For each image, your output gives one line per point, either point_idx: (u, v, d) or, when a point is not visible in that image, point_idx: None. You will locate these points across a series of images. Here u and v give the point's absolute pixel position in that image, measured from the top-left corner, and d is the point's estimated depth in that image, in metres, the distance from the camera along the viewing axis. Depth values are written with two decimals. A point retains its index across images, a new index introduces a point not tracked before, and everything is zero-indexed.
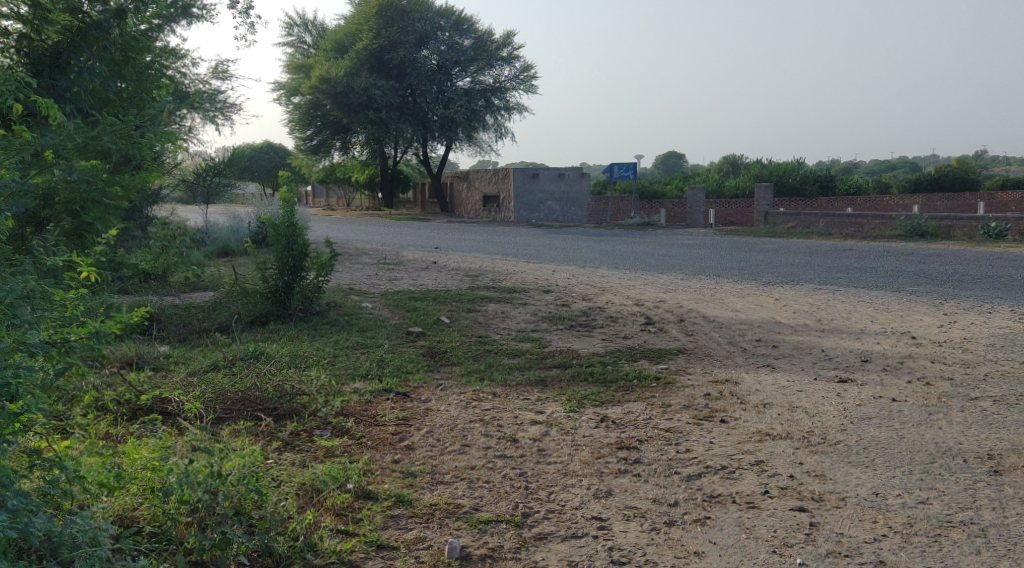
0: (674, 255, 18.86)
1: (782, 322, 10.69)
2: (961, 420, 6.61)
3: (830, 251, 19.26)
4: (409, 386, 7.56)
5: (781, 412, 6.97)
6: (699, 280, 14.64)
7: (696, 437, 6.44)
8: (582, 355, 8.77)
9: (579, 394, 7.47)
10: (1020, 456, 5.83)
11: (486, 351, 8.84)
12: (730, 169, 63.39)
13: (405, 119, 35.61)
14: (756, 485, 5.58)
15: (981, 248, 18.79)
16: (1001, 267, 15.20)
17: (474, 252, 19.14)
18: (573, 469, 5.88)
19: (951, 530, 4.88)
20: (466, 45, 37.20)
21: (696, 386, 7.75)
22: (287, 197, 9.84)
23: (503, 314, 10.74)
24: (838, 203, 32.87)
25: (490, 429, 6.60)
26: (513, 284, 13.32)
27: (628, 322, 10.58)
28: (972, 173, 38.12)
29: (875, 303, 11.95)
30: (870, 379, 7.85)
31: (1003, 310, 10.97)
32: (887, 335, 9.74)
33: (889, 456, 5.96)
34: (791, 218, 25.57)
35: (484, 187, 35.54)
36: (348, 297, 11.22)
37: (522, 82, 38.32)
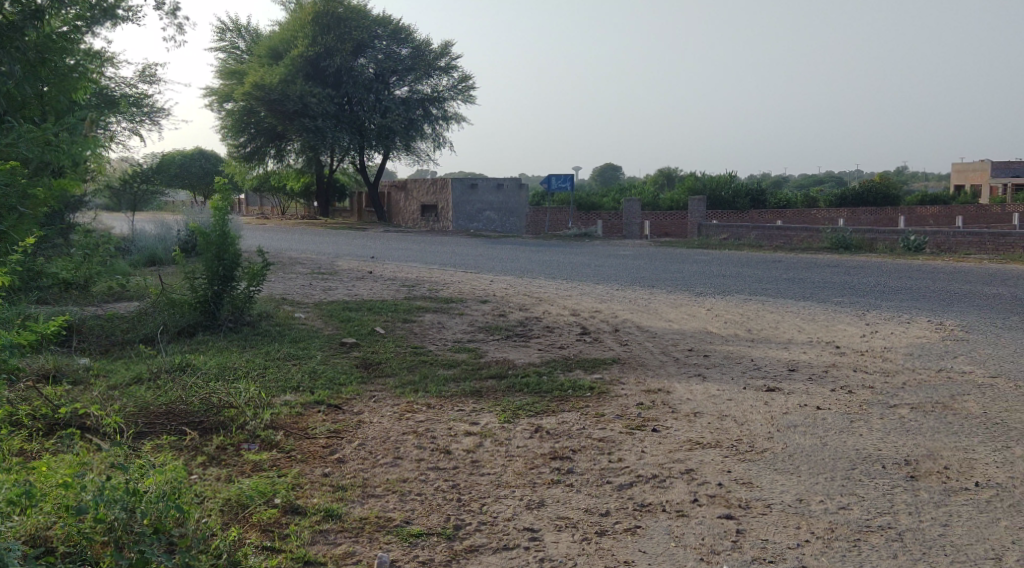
0: (610, 266, 19.06)
1: (713, 332, 10.89)
2: (881, 427, 6.82)
3: (760, 263, 19.70)
4: (342, 398, 7.49)
5: (710, 421, 7.09)
6: (634, 291, 14.82)
7: (628, 447, 6.51)
8: (518, 366, 8.79)
9: (514, 405, 7.48)
10: (934, 461, 6.05)
11: (421, 361, 8.81)
12: (667, 182, 64.38)
13: (341, 127, 35.24)
14: (685, 493, 5.67)
15: (903, 260, 19.44)
16: (921, 279, 15.75)
17: (410, 261, 19.06)
18: (506, 480, 5.88)
19: (870, 535, 5.02)
20: (404, 54, 37.10)
21: (629, 395, 7.83)
22: (219, 205, 9.68)
23: (440, 324, 10.72)
24: (769, 216, 33.66)
25: (423, 440, 6.57)
26: (450, 294, 13.29)
27: (564, 332, 10.66)
28: (893, 188, 39.47)
29: (802, 313, 12.28)
30: (797, 388, 8.04)
31: (921, 320, 11.38)
32: (812, 345, 10.00)
33: (813, 462, 6.12)
34: (723, 230, 26.07)
35: (422, 196, 35.41)
36: (280, 308, 11.05)
37: (460, 92, 38.37)
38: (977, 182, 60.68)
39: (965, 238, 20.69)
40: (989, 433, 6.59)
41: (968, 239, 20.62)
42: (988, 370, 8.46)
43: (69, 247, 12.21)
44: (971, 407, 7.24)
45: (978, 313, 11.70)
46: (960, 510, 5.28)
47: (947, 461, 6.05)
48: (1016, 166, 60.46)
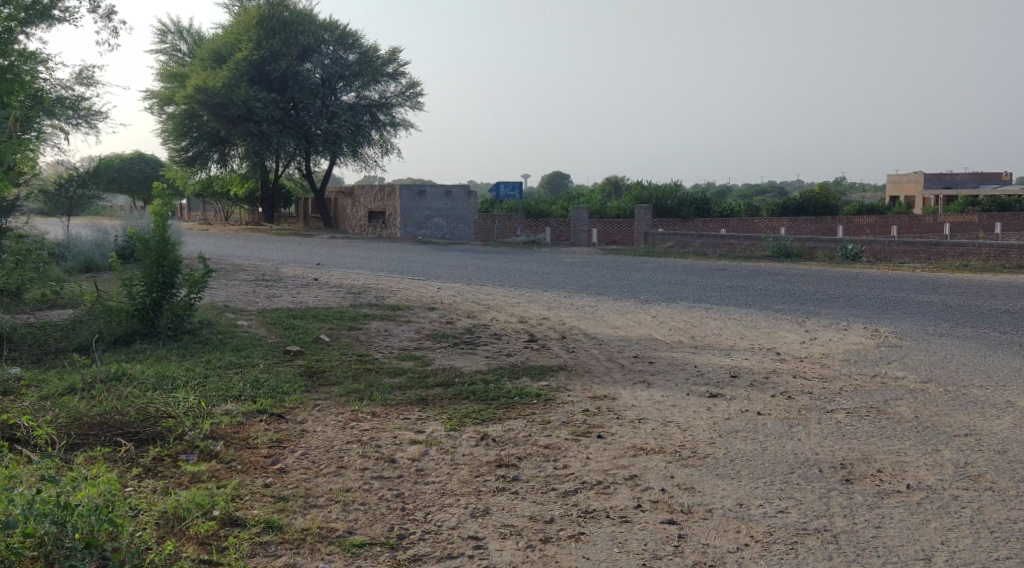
0: (559, 273, 19.14)
1: (658, 339, 11.00)
2: (818, 431, 6.97)
3: (704, 270, 19.97)
4: (285, 407, 7.39)
5: (654, 427, 7.17)
6: (581, 298, 14.90)
7: (573, 453, 6.55)
8: (465, 373, 8.77)
9: (460, 413, 7.46)
10: (869, 465, 6.20)
11: (367, 369, 8.74)
12: (613, 191, 64.87)
13: (287, 132, 34.90)
14: (629, 499, 5.72)
15: (842, 269, 19.88)
16: (859, 287, 16.13)
17: (356, 268, 18.92)
18: (451, 488, 5.87)
19: (807, 537, 5.13)
20: (351, 59, 36.82)
21: (575, 402, 7.88)
22: (160, 211, 9.51)
23: (386, 332, 10.64)
24: (713, 224, 34.17)
25: (368, 449, 6.52)
26: (396, 301, 13.22)
27: (511, 339, 10.68)
28: (832, 198, 40.37)
29: (744, 320, 12.48)
30: (738, 394, 8.17)
31: (858, 327, 11.66)
32: (754, 351, 10.17)
33: (753, 467, 6.22)
34: (669, 238, 26.37)
35: (369, 203, 35.15)
36: (222, 315, 10.87)
37: (408, 98, 38.23)
38: (910, 194, 62.39)
39: (900, 247, 21.26)
40: (921, 436, 6.78)
41: (903, 248, 21.19)
42: (920, 375, 8.70)
43: (1, 253, 11.85)
44: (903, 412, 7.44)
45: (912, 321, 12.02)
46: (893, 512, 5.42)
47: (880, 464, 6.21)
48: (947, 178, 62.46)
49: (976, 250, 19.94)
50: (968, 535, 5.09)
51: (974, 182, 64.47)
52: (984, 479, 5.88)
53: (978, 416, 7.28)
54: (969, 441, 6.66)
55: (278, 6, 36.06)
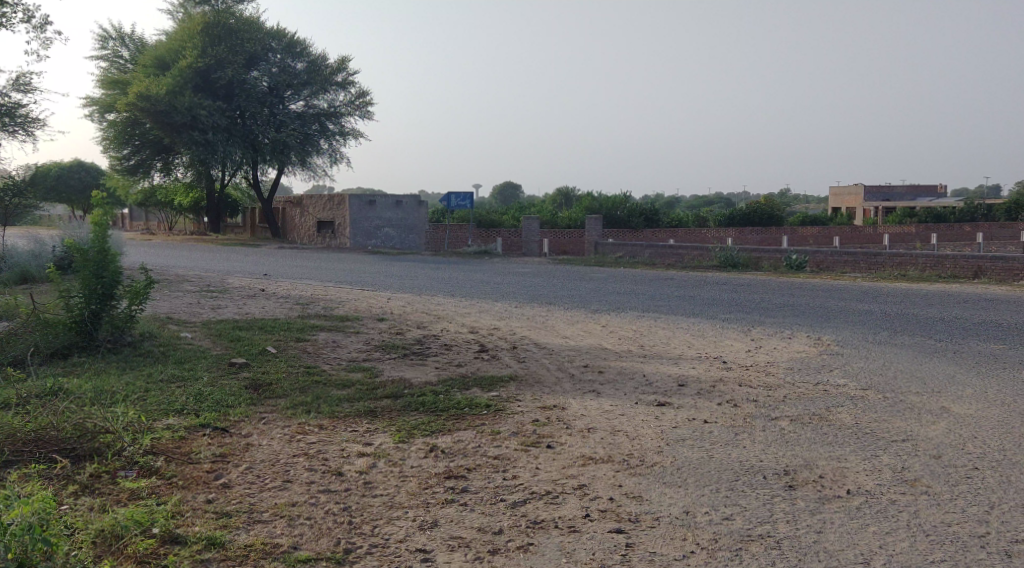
0: (509, 283, 19.14)
1: (608, 348, 11.08)
2: (763, 439, 7.08)
3: (653, 280, 20.16)
4: (229, 421, 7.26)
5: (603, 436, 7.21)
6: (532, 308, 14.92)
7: (523, 464, 6.54)
8: (414, 385, 8.73)
9: (409, 424, 7.42)
10: (811, 471, 6.30)
11: (314, 382, 8.63)
12: (565, 201, 65.20)
13: (233, 141, 34.45)
14: (578, 509, 5.74)
15: (787, 278, 20.26)
16: (802, 296, 16.46)
17: (304, 279, 18.69)
18: (399, 501, 5.83)
19: (751, 544, 5.20)
20: (299, 68, 36.53)
21: (525, 413, 7.87)
22: (100, 221, 9.31)
23: (334, 343, 10.54)
24: (662, 234, 34.52)
25: (315, 463, 6.44)
26: (345, 312, 13.10)
27: (462, 350, 10.65)
28: (777, 209, 41.12)
29: (691, 330, 12.64)
30: (686, 402, 8.26)
31: (801, 335, 11.87)
32: (701, 360, 10.30)
33: (699, 475, 6.29)
34: (619, 248, 26.60)
35: (318, 212, 34.82)
36: (165, 327, 10.65)
37: (357, 107, 38.04)
38: (851, 205, 63.87)
39: (841, 257, 21.73)
40: (861, 443, 6.93)
41: (844, 258, 21.66)
42: (860, 383, 8.90)
43: None
44: (844, 418, 7.60)
45: (853, 329, 12.29)
46: (833, 517, 5.52)
47: (821, 470, 6.33)
48: (886, 191, 64.13)
49: (915, 260, 20.48)
50: (904, 539, 5.20)
51: (912, 194, 66.27)
52: (920, 484, 6.03)
53: (914, 422, 7.46)
54: (906, 446, 6.82)
55: (223, 14, 35.62)
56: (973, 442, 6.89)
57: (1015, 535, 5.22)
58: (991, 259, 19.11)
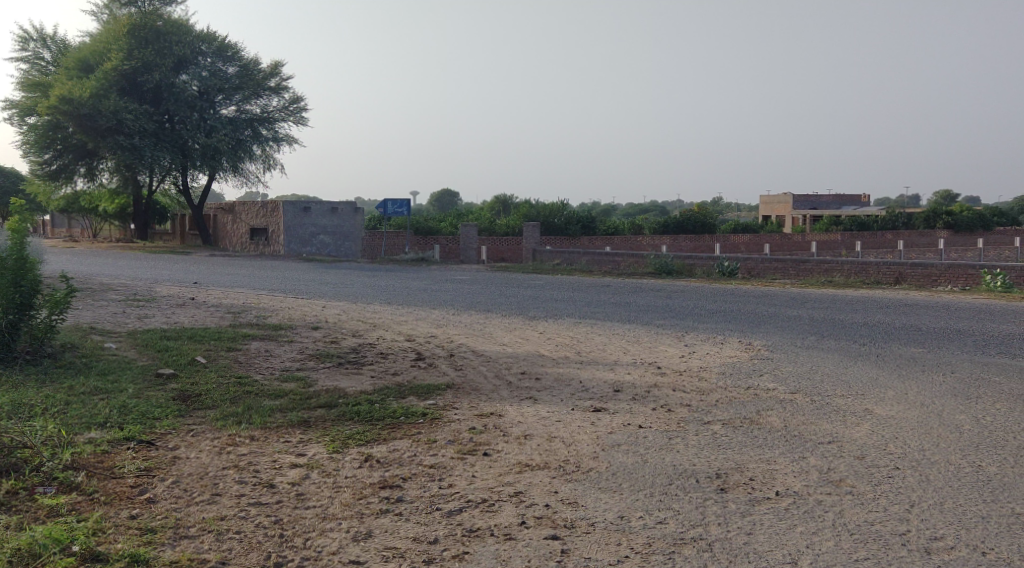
0: (447, 291, 19.10)
1: (545, 354, 11.10)
2: (696, 442, 7.18)
3: (591, 287, 20.33)
4: (156, 434, 7.06)
5: (540, 442, 7.22)
6: (470, 316, 14.89)
7: (458, 472, 6.51)
8: (349, 394, 8.62)
9: (344, 434, 7.32)
10: (741, 474, 6.41)
11: (245, 392, 8.44)
12: (503, 209, 65.31)
13: (161, 146, 33.64)
14: (514, 516, 5.73)
15: (720, 285, 20.64)
16: (734, 302, 16.76)
17: (236, 287, 18.34)
18: (332, 512, 5.73)
19: (684, 547, 5.25)
20: (230, 72, 35.97)
21: (461, 421, 7.84)
22: (17, 227, 8.98)
23: (266, 352, 10.34)
24: (599, 241, 34.79)
25: (245, 475, 6.30)
26: (279, 320, 12.89)
27: (398, 358, 10.57)
28: (710, 217, 41.89)
29: (627, 336, 12.76)
30: (621, 408, 8.32)
31: (733, 341, 12.10)
32: (637, 365, 10.40)
33: (634, 479, 6.34)
34: (557, 255, 26.77)
35: (251, 219, 34.20)
36: (88, 338, 10.31)
37: (291, 113, 37.60)
38: (781, 214, 65.45)
39: (770, 263, 22.23)
40: (789, 444, 7.08)
41: (774, 265, 22.15)
42: (789, 387, 9.09)
43: None
44: (774, 421, 7.76)
45: (783, 334, 12.57)
46: (763, 519, 5.61)
47: (752, 472, 6.44)
48: (813, 200, 65.95)
49: (840, 267, 21.03)
50: (829, 538, 5.32)
51: (837, 203, 68.24)
52: (844, 484, 6.17)
53: (839, 424, 7.65)
54: (832, 448, 6.98)
55: (150, 15, 34.89)
56: (895, 442, 7.11)
57: (933, 532, 5.38)
58: (911, 266, 19.76)
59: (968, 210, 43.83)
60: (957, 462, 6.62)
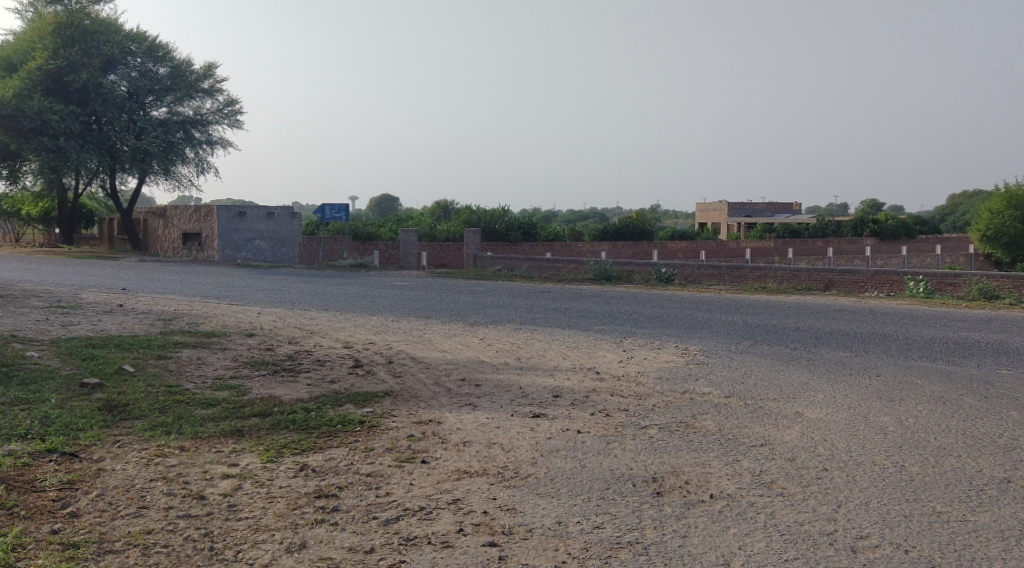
0: (385, 297, 18.93)
1: (485, 360, 11.09)
2: (633, 447, 7.23)
3: (530, 293, 20.37)
4: (80, 446, 6.82)
5: (478, 449, 7.18)
6: (408, 322, 14.79)
7: (396, 480, 6.43)
8: (284, 402, 8.46)
9: (278, 444, 7.18)
10: (677, 477, 6.47)
11: (175, 402, 8.22)
12: (443, 214, 65.19)
13: (88, 148, 32.66)
14: (451, 524, 5.68)
15: (658, 291, 20.88)
16: (672, 308, 16.95)
17: (166, 293, 17.89)
18: (265, 524, 5.61)
19: (620, 551, 5.27)
20: (161, 73, 35.22)
21: (399, 428, 7.76)
22: None
23: (199, 360, 10.10)
24: (539, 248, 34.90)
25: (174, 487, 6.13)
26: (212, 327, 12.60)
27: (336, 365, 10.43)
28: (647, 224, 42.37)
29: (567, 341, 12.82)
30: (560, 413, 8.33)
31: (670, 346, 12.24)
32: (576, 371, 10.44)
33: (572, 485, 6.35)
34: (497, 261, 26.76)
35: (183, 224, 33.42)
36: (9, 347, 9.92)
37: (225, 116, 36.94)
38: (716, 221, 66.66)
39: (706, 270, 22.54)
40: (723, 448, 7.17)
41: (709, 271, 22.45)
42: (724, 391, 9.21)
43: None
44: (709, 425, 7.86)
45: (718, 339, 12.76)
46: (697, 521, 5.67)
47: (687, 476, 6.50)
48: (747, 208, 67.30)
49: (773, 273, 21.39)
50: (761, 539, 5.39)
51: (770, 211, 69.78)
52: (776, 486, 6.27)
53: (771, 427, 7.78)
54: (764, 450, 7.10)
55: (76, 14, 33.98)
56: (824, 444, 7.26)
57: (860, 531, 5.50)
58: (840, 272, 20.25)
59: (893, 219, 45.23)
60: (882, 462, 6.79)
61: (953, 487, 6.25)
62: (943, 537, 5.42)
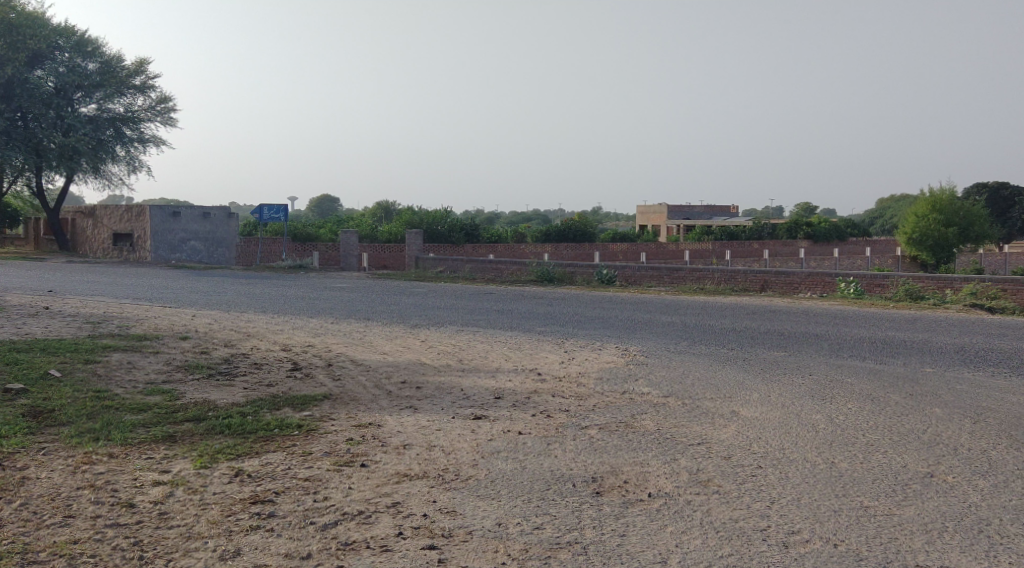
0: (324, 298, 18.70)
1: (426, 363, 11.01)
2: (573, 447, 7.25)
3: (473, 294, 20.33)
4: (1, 454, 6.57)
5: (419, 452, 7.11)
6: (348, 324, 14.62)
7: (334, 484, 6.33)
8: (219, 406, 8.28)
9: (213, 449, 7.01)
10: (616, 477, 6.49)
11: (105, 407, 7.98)
12: (384, 214, 64.71)
13: (13, 145, 31.63)
14: (390, 528, 5.61)
15: (599, 292, 21.00)
16: (613, 309, 17.08)
17: (96, 295, 17.40)
18: (198, 531, 5.47)
19: (559, 552, 5.26)
20: (91, 69, 34.27)
21: (339, 431, 7.65)
22: None
23: (129, 364, 9.82)
24: (481, 250, 34.88)
25: (101, 495, 5.93)
26: (144, 330, 12.27)
27: (273, 368, 10.24)
28: (589, 226, 42.66)
29: (508, 343, 12.81)
30: (501, 415, 8.31)
31: (610, 347, 12.32)
32: (517, 372, 10.43)
33: (512, 486, 6.33)
34: (439, 263, 26.66)
35: (114, 224, 32.54)
36: None
37: (158, 113, 36.07)
38: (656, 223, 67.51)
39: (646, 271, 22.78)
40: (662, 447, 7.23)
41: (649, 273, 22.69)
42: (663, 391, 9.30)
43: None
44: (648, 425, 7.92)
45: (657, 339, 12.89)
46: (636, 520, 5.71)
47: (626, 475, 6.54)
48: (686, 210, 68.24)
49: (711, 275, 21.71)
50: (697, 536, 5.44)
51: (709, 213, 70.92)
52: (712, 484, 6.34)
53: (708, 426, 7.86)
54: (701, 449, 7.17)
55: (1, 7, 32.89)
56: (758, 442, 7.37)
57: (792, 526, 5.59)
58: (775, 274, 20.65)
59: (826, 221, 46.38)
60: (813, 459, 6.93)
61: (879, 482, 6.40)
62: (870, 531, 5.53)
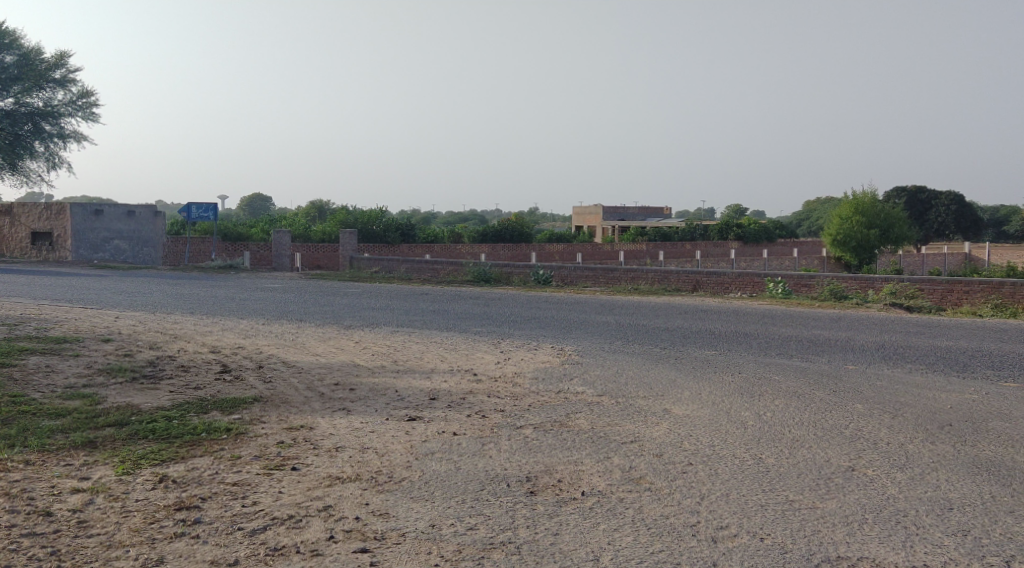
0: (255, 298, 18.34)
1: (359, 364, 10.86)
2: (508, 447, 7.22)
3: (408, 294, 20.19)
4: None
5: (351, 454, 7.00)
6: (279, 324, 14.36)
7: (264, 489, 6.19)
8: (144, 411, 8.03)
9: (136, 454, 6.79)
10: (550, 476, 6.49)
11: (21, 413, 7.66)
12: (319, 214, 63.95)
13: None
14: (321, 532, 5.50)
15: (535, 292, 21.03)
16: (547, 309, 17.12)
17: (12, 296, 16.74)
18: (119, 539, 5.28)
19: (492, 552, 5.22)
20: (7, 61, 33.05)
21: (269, 435, 7.48)
22: None
23: (47, 367, 9.46)
24: (417, 250, 34.67)
25: (16, 504, 5.69)
26: (65, 333, 11.85)
27: (201, 371, 9.99)
28: (525, 226, 42.77)
29: (443, 343, 12.72)
30: (436, 416, 8.24)
31: (545, 346, 12.34)
32: (453, 373, 10.36)
33: (446, 487, 6.27)
34: (374, 263, 26.40)
35: (32, 222, 31.40)
36: None
37: (79, 108, 34.96)
38: (592, 225, 68.15)
39: (582, 271, 22.93)
40: (596, 446, 7.25)
41: (585, 273, 22.83)
42: (597, 390, 9.34)
43: None
44: (583, 424, 7.94)
45: (591, 339, 12.97)
46: (568, 518, 5.71)
47: (560, 474, 6.54)
48: (621, 212, 69.00)
49: (645, 275, 21.92)
50: (628, 533, 5.46)
51: (643, 215, 71.87)
52: (644, 481, 6.38)
53: (641, 425, 7.91)
54: (634, 447, 7.21)
55: None
56: (690, 439, 7.45)
57: (721, 522, 5.66)
58: (707, 274, 20.97)
59: (756, 223, 47.30)
60: (741, 455, 7.03)
61: (804, 476, 6.53)
62: (795, 524, 5.63)
